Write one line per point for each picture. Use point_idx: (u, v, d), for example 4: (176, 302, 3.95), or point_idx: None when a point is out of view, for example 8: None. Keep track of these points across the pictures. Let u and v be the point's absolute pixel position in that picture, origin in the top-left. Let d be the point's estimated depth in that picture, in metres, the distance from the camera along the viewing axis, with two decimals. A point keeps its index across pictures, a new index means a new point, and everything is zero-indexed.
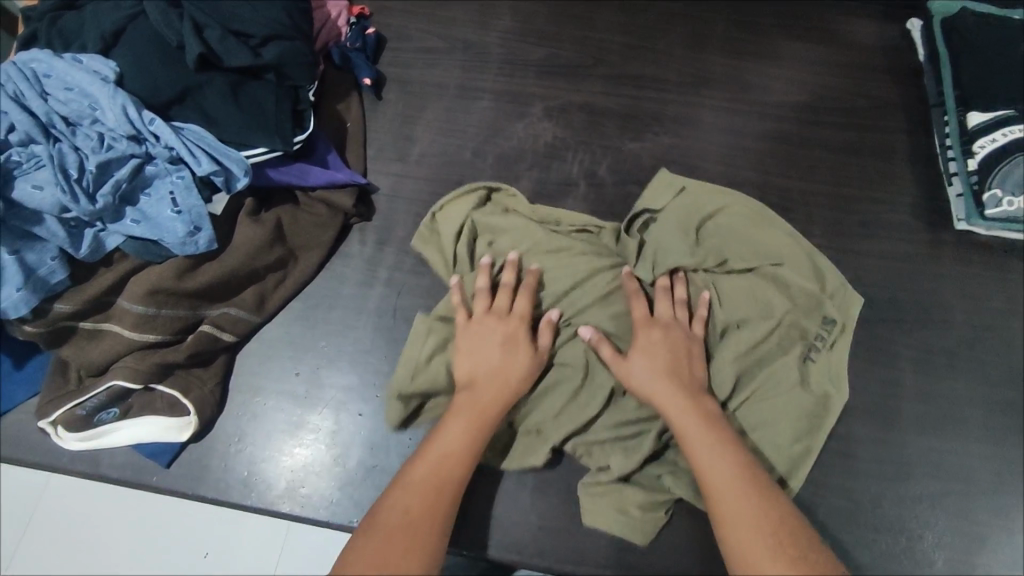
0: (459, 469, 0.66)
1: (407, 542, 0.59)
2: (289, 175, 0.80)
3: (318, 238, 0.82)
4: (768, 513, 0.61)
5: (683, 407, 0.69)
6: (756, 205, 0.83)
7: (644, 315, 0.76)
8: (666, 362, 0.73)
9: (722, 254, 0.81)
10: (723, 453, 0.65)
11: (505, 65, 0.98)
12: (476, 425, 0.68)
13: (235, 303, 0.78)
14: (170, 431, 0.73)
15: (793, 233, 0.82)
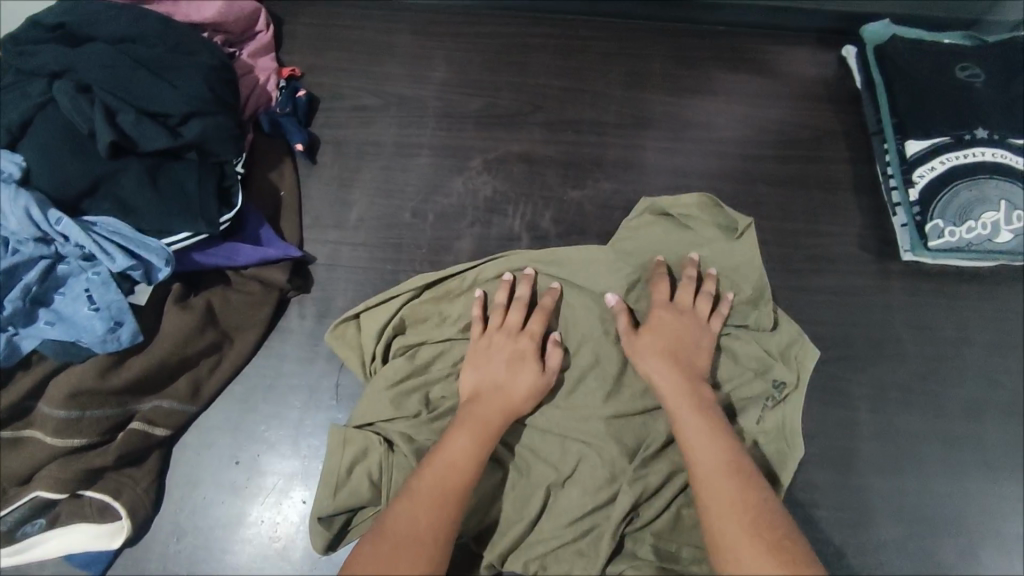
0: (469, 473, 0.65)
1: (414, 559, 0.58)
2: (218, 257, 0.77)
3: (253, 318, 0.79)
4: (750, 505, 0.60)
5: (674, 392, 0.71)
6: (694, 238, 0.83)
7: (664, 298, 0.78)
8: (669, 350, 0.74)
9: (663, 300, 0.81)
10: (705, 438, 0.66)
11: (442, 119, 0.96)
12: (485, 434, 0.69)
13: (168, 394, 0.74)
14: (100, 538, 0.69)
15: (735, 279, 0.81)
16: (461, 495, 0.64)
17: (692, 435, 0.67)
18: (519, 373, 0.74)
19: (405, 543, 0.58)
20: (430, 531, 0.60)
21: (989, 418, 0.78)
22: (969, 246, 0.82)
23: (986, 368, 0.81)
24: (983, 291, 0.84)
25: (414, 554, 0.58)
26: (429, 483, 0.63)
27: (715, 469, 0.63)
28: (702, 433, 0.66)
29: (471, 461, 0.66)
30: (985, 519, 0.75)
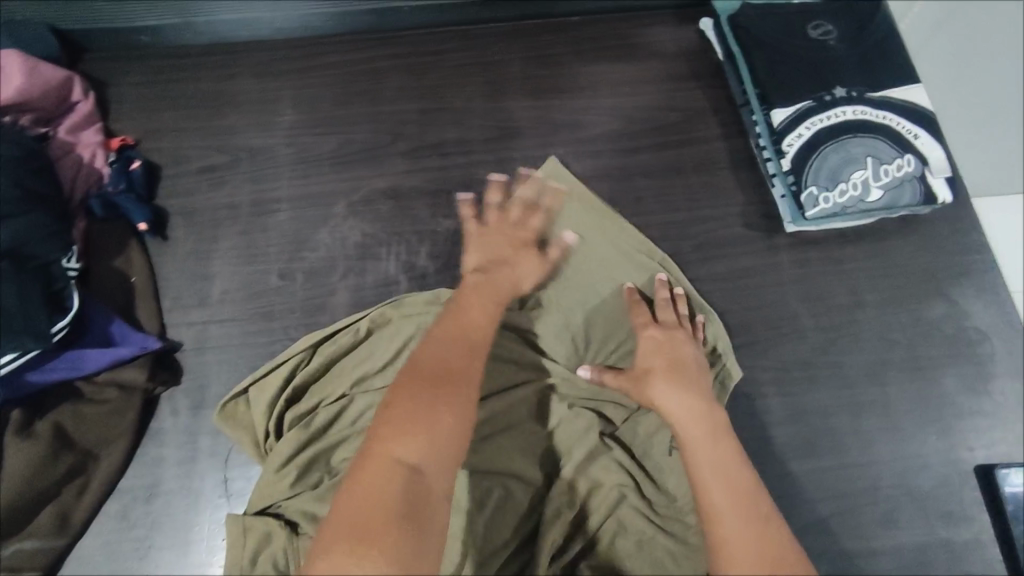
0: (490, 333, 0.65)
1: (446, 387, 0.56)
2: (59, 371, 0.70)
3: (116, 427, 0.72)
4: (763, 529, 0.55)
5: (691, 417, 0.64)
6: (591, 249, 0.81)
7: (670, 320, 0.75)
8: (678, 367, 0.70)
9: (569, 322, 0.79)
10: (720, 449, 0.61)
11: (297, 165, 0.90)
12: (494, 300, 0.70)
13: (31, 534, 0.67)
14: None
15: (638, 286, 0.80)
16: (483, 344, 0.63)
17: (709, 453, 0.61)
18: (524, 259, 0.76)
19: (440, 373, 0.57)
20: (457, 364, 0.59)
21: (891, 378, 0.78)
22: (844, 210, 0.81)
23: (881, 327, 0.81)
24: (867, 249, 0.84)
25: (442, 385, 0.56)
26: (448, 340, 0.62)
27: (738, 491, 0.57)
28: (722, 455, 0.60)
29: (489, 327, 0.66)
30: (900, 480, 0.75)
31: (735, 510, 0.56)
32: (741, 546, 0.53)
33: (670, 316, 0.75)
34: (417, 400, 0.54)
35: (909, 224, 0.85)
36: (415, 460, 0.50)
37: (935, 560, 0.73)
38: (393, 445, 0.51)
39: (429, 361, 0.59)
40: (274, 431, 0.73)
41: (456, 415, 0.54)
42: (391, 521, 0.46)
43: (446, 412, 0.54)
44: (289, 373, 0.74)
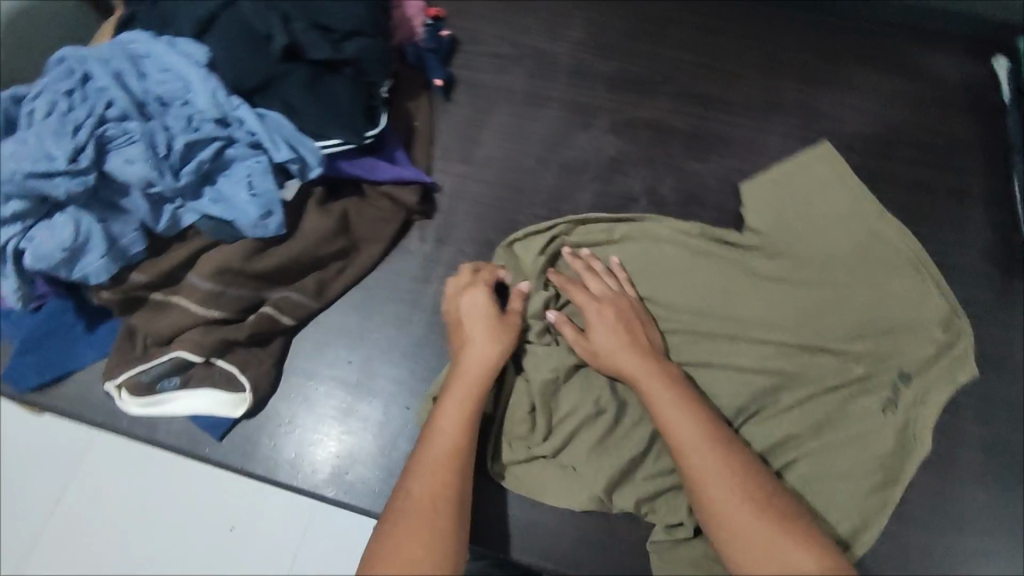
0: (487, 375, 0.71)
1: (450, 458, 0.65)
2: (359, 169, 0.81)
3: (380, 232, 0.84)
4: (736, 473, 0.62)
5: (643, 373, 0.71)
6: (850, 223, 0.85)
7: (587, 297, 0.77)
8: (624, 332, 0.74)
9: (806, 282, 0.83)
10: (682, 421, 0.66)
11: (574, 76, 0.99)
12: (487, 365, 0.72)
13: (297, 288, 0.80)
14: (225, 406, 0.76)
15: (888, 270, 0.83)
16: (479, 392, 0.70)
17: (684, 417, 0.66)
18: (475, 303, 0.76)
19: (442, 444, 0.66)
20: (460, 433, 0.67)
21: None
22: None
23: None
24: None
25: (444, 454, 0.65)
26: (467, 385, 0.70)
27: (720, 458, 0.63)
28: (687, 419, 0.66)
29: (490, 370, 0.71)
30: None
31: (704, 454, 0.63)
32: (730, 499, 0.61)
33: (587, 293, 0.77)
34: (424, 472, 0.63)
35: None
36: (434, 506, 0.61)
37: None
38: (404, 501, 0.61)
39: (440, 428, 0.67)
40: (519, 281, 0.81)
41: (446, 482, 0.63)
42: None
43: (434, 467, 0.64)
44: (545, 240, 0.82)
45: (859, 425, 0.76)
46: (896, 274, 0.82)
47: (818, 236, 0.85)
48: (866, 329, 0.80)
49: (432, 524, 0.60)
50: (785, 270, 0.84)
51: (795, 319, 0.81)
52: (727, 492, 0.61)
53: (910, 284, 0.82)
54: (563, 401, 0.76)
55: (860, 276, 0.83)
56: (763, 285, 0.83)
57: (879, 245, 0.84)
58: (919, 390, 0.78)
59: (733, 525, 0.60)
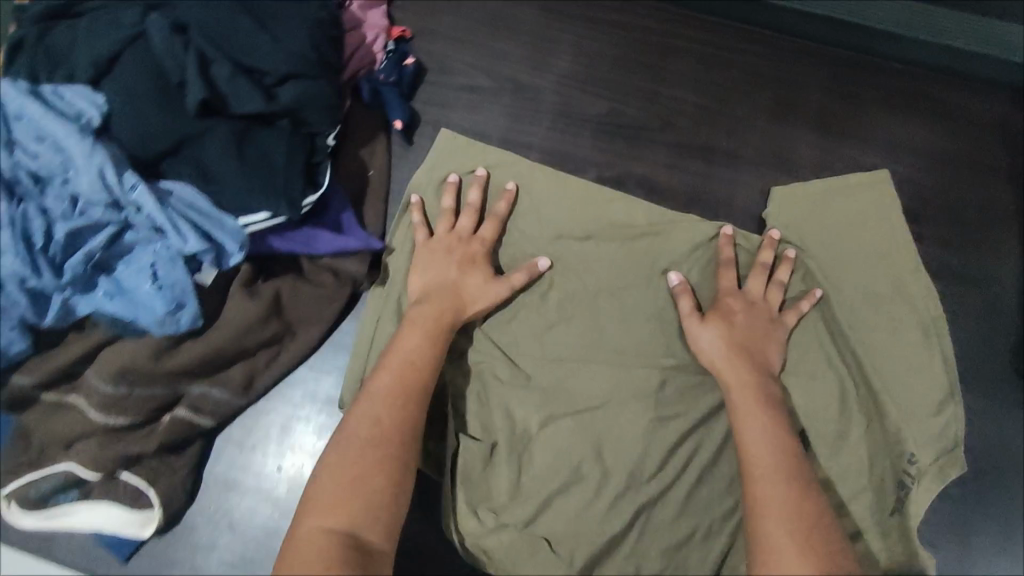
0: (469, 293, 0.68)
1: (410, 383, 0.61)
2: (295, 245, 0.69)
3: (322, 313, 0.72)
4: (799, 503, 0.55)
5: (739, 384, 0.64)
6: (873, 292, 0.72)
7: (737, 292, 0.69)
8: (750, 328, 0.68)
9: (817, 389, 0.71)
10: (773, 440, 0.60)
11: (558, 118, 0.85)
12: (462, 273, 0.69)
13: (219, 383, 0.68)
14: (132, 525, 0.65)
15: (908, 351, 0.71)
16: (446, 313, 0.66)
17: (755, 429, 0.61)
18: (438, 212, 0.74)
19: (398, 366, 0.61)
20: (421, 360, 0.62)
21: None
22: None
23: None
24: None
25: (399, 379, 0.61)
26: (433, 317, 0.65)
27: (770, 469, 0.58)
28: (760, 435, 0.60)
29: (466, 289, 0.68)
30: None
31: (781, 487, 0.56)
32: (779, 522, 0.54)
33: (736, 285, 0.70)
34: (371, 396, 0.59)
35: None
36: (388, 436, 0.57)
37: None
38: (359, 423, 0.57)
39: (398, 353, 0.63)
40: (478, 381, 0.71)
41: (397, 414, 0.58)
42: (342, 509, 0.52)
43: (381, 400, 0.59)
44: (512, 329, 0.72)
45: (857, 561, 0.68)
46: (920, 359, 0.71)
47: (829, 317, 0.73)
48: (880, 399, 0.70)
49: (388, 445, 0.57)
50: None
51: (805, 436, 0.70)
52: (782, 507, 0.55)
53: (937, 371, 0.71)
54: (527, 480, 0.67)
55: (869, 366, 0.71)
56: None
57: (900, 311, 0.72)
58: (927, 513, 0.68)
59: (772, 555, 0.52)
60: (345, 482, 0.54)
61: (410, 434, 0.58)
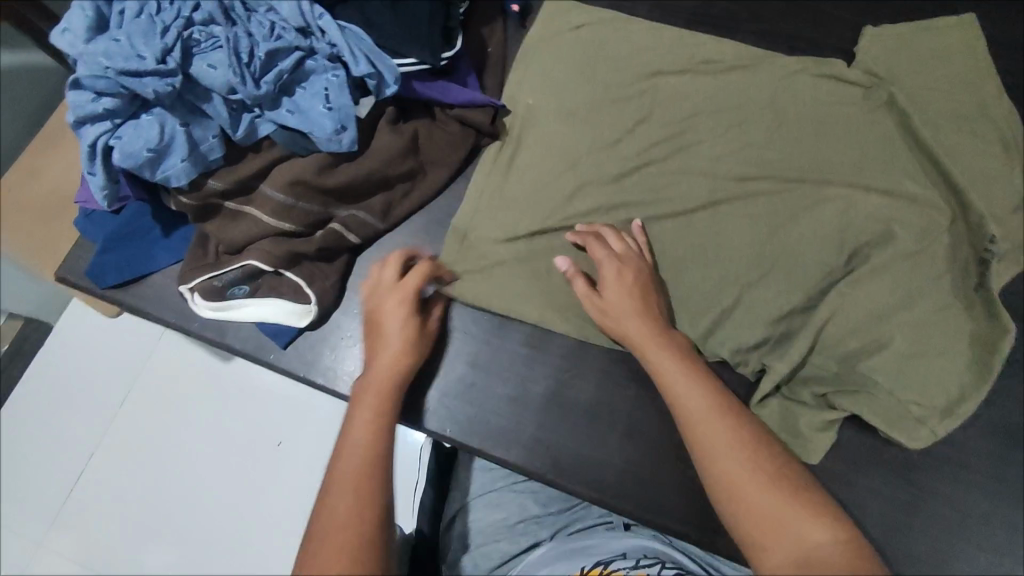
0: (411, 320, 0.73)
1: (377, 406, 0.67)
2: (432, 90, 0.80)
3: (450, 156, 0.84)
4: (754, 454, 0.61)
5: (646, 340, 0.71)
6: (941, 133, 0.83)
7: (605, 251, 0.76)
8: (636, 300, 0.73)
9: (889, 238, 0.79)
10: (709, 415, 0.63)
11: (655, 11, 0.95)
12: (388, 334, 0.72)
13: (363, 208, 0.81)
14: (292, 316, 0.78)
15: (970, 181, 0.81)
16: (405, 331, 0.72)
17: (706, 429, 0.63)
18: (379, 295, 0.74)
19: (369, 389, 0.69)
20: (388, 383, 0.69)
21: None
22: None
23: None
24: None
25: (375, 400, 0.68)
26: (390, 335, 0.72)
27: (720, 435, 0.62)
28: (677, 374, 0.67)
29: (405, 314, 0.73)
30: None
31: (731, 458, 0.60)
32: (747, 487, 0.59)
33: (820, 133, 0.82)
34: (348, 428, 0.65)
35: None
36: (370, 458, 0.62)
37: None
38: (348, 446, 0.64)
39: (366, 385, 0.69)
40: (582, 211, 0.82)
41: (370, 428, 0.65)
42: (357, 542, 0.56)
43: (362, 417, 0.66)
44: (615, 168, 0.84)
45: (929, 385, 0.74)
46: (984, 190, 0.81)
47: (897, 163, 0.83)
48: (968, 199, 0.79)
49: (374, 472, 0.61)
50: (855, 219, 0.80)
51: (874, 275, 0.78)
52: (747, 477, 0.59)
53: (1001, 199, 0.80)
54: None
55: (933, 210, 0.80)
56: (834, 241, 0.80)
57: (981, 133, 0.83)
58: (994, 335, 0.75)
59: (747, 501, 0.58)
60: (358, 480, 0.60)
61: (382, 442, 0.64)
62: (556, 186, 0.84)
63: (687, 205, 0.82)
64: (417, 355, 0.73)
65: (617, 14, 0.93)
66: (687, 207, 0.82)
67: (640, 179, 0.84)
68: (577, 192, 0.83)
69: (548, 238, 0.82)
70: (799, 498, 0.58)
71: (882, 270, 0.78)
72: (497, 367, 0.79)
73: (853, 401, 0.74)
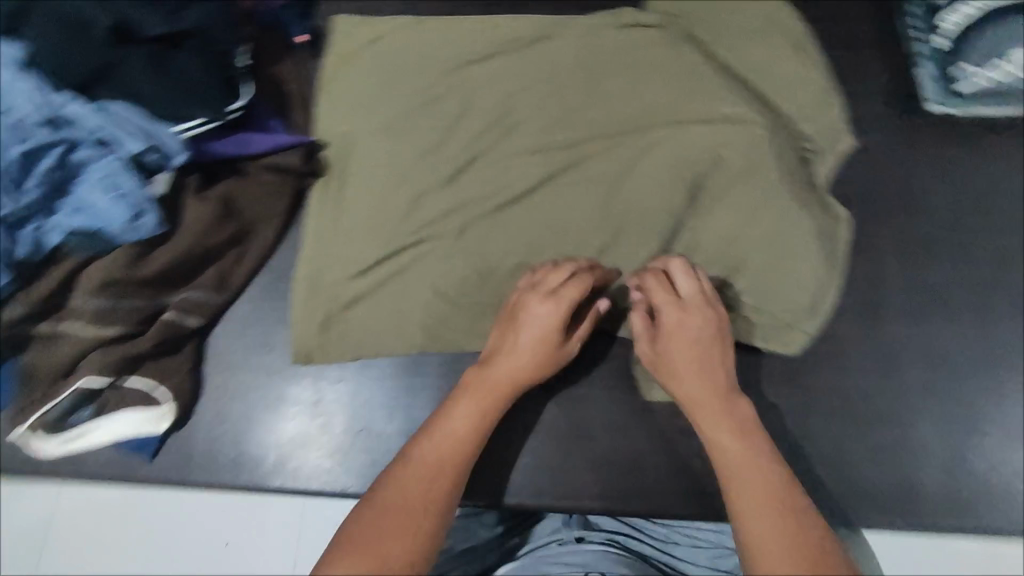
0: (528, 338, 0.69)
1: (444, 450, 0.62)
2: (230, 145, 0.75)
3: (273, 208, 0.79)
4: (803, 537, 0.53)
5: (704, 397, 0.64)
6: (740, 51, 0.86)
7: (669, 297, 0.68)
8: (697, 360, 0.66)
9: (719, 163, 0.81)
10: (758, 484, 0.57)
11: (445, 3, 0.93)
12: (492, 360, 0.69)
13: (197, 287, 0.75)
14: (148, 423, 0.72)
15: (774, 90, 0.84)
16: (504, 354, 0.69)
17: (747, 494, 0.56)
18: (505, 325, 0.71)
19: (456, 415, 0.64)
20: (479, 415, 0.65)
21: (1015, 263, 0.78)
22: (996, 91, 0.82)
23: (1014, 215, 0.80)
24: (1008, 142, 0.82)
25: (457, 437, 0.63)
26: (488, 359, 0.69)
27: (764, 507, 0.55)
28: (729, 439, 0.61)
29: (530, 335, 0.69)
30: (1009, 358, 0.76)
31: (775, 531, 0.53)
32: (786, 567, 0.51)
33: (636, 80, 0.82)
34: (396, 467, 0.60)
35: None
36: (420, 500, 0.57)
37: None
38: (391, 484, 0.58)
39: (446, 420, 0.65)
40: (423, 225, 0.80)
41: (434, 473, 0.59)
42: None
43: (421, 456, 0.60)
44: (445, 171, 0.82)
45: (788, 290, 0.77)
46: (790, 94, 0.84)
47: (712, 88, 0.84)
48: (776, 105, 0.84)
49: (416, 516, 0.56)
50: (684, 154, 0.82)
51: (713, 203, 0.80)
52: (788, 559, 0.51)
53: (807, 99, 0.84)
54: (497, 269, 0.78)
55: (752, 125, 0.82)
56: (672, 181, 0.81)
57: (775, 42, 0.86)
58: (830, 222, 0.79)
59: None
60: (390, 522, 0.55)
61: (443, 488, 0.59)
62: (391, 206, 0.81)
63: (525, 188, 0.81)
64: (526, 369, 0.69)
65: (405, 17, 0.90)
66: (525, 190, 0.81)
67: (473, 175, 0.82)
68: (414, 207, 0.81)
69: (395, 263, 0.79)
70: None
71: (720, 196, 0.80)
72: (383, 407, 0.77)
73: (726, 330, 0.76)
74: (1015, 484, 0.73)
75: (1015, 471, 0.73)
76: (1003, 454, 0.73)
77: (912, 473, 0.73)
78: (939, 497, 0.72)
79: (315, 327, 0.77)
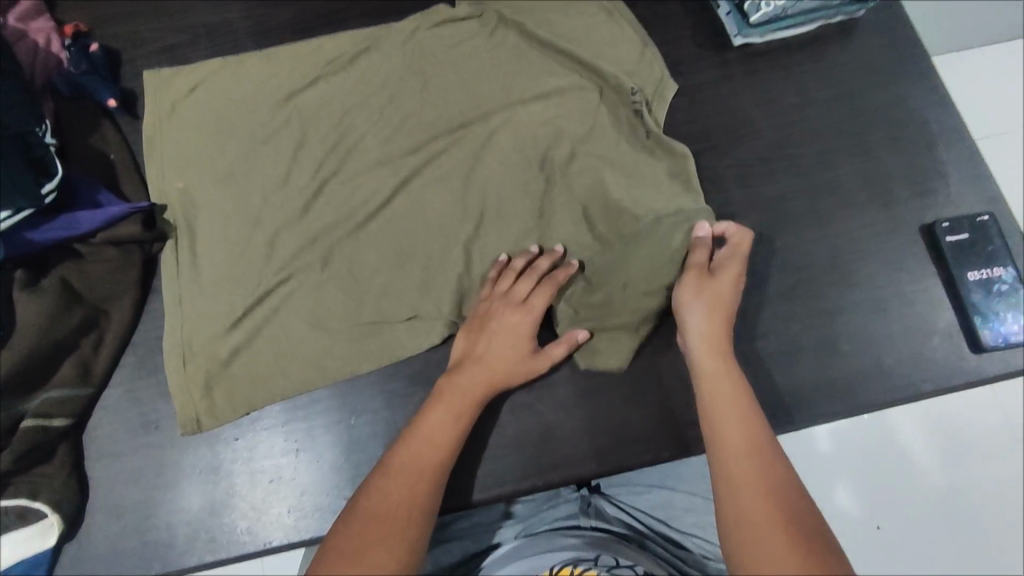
0: (512, 344, 0.73)
1: (428, 459, 0.66)
2: (57, 230, 0.72)
3: (121, 282, 0.75)
4: (780, 498, 0.58)
5: (716, 342, 0.71)
6: (556, 24, 0.89)
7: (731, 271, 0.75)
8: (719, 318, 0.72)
9: (560, 133, 0.84)
10: (753, 440, 0.63)
11: (258, 36, 0.91)
12: (482, 367, 0.72)
13: (55, 384, 0.70)
14: (33, 541, 0.67)
15: (596, 53, 0.87)
16: (484, 364, 0.72)
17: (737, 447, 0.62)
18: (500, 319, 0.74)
19: (437, 427, 0.68)
20: (455, 424, 0.69)
21: (839, 162, 0.85)
22: (786, 12, 0.86)
23: (828, 120, 0.87)
24: (807, 56, 0.90)
25: (436, 447, 0.67)
26: (472, 365, 0.72)
27: (751, 465, 0.61)
28: (729, 393, 0.67)
29: (514, 340, 0.74)
30: (852, 248, 0.83)
31: (754, 484, 0.59)
32: (759, 518, 0.57)
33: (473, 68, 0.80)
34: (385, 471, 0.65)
35: (849, 31, 0.91)
36: (404, 512, 0.62)
37: (909, 317, 0.80)
38: (376, 500, 0.62)
39: (430, 428, 0.68)
40: (285, 261, 0.78)
41: (413, 487, 0.64)
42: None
43: (400, 477, 0.64)
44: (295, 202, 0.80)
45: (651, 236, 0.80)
46: (610, 54, 0.88)
47: (536, 66, 0.87)
48: (600, 72, 0.86)
49: (398, 526, 0.61)
50: (526, 132, 0.84)
51: (564, 171, 0.82)
52: (762, 514, 0.57)
53: (626, 56, 0.88)
54: (370, 287, 0.78)
55: (580, 92, 0.85)
56: (520, 160, 0.83)
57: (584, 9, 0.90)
58: (674, 163, 0.83)
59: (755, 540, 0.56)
60: (372, 530, 0.60)
61: (422, 503, 0.63)
62: (248, 251, 0.78)
63: (380, 201, 0.81)
64: (506, 377, 0.73)
65: (218, 58, 0.87)
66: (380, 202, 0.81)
67: (325, 200, 0.81)
68: (272, 246, 0.79)
69: (264, 306, 0.76)
70: (816, 562, 0.53)
71: (568, 163, 0.83)
72: (287, 451, 0.74)
73: (603, 288, 0.79)
74: (884, 357, 0.79)
75: (880, 347, 0.79)
76: (867, 334, 0.80)
77: (795, 374, 0.78)
78: (823, 389, 0.78)
79: (196, 391, 0.74)
